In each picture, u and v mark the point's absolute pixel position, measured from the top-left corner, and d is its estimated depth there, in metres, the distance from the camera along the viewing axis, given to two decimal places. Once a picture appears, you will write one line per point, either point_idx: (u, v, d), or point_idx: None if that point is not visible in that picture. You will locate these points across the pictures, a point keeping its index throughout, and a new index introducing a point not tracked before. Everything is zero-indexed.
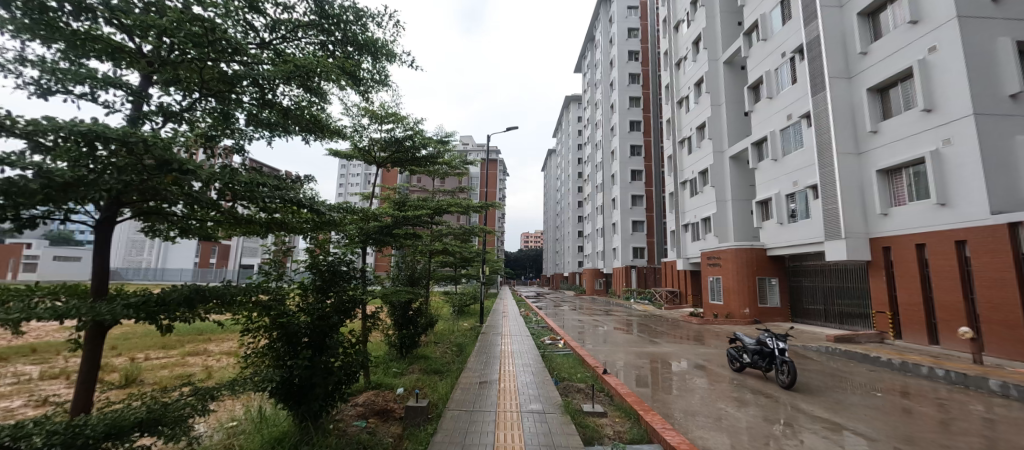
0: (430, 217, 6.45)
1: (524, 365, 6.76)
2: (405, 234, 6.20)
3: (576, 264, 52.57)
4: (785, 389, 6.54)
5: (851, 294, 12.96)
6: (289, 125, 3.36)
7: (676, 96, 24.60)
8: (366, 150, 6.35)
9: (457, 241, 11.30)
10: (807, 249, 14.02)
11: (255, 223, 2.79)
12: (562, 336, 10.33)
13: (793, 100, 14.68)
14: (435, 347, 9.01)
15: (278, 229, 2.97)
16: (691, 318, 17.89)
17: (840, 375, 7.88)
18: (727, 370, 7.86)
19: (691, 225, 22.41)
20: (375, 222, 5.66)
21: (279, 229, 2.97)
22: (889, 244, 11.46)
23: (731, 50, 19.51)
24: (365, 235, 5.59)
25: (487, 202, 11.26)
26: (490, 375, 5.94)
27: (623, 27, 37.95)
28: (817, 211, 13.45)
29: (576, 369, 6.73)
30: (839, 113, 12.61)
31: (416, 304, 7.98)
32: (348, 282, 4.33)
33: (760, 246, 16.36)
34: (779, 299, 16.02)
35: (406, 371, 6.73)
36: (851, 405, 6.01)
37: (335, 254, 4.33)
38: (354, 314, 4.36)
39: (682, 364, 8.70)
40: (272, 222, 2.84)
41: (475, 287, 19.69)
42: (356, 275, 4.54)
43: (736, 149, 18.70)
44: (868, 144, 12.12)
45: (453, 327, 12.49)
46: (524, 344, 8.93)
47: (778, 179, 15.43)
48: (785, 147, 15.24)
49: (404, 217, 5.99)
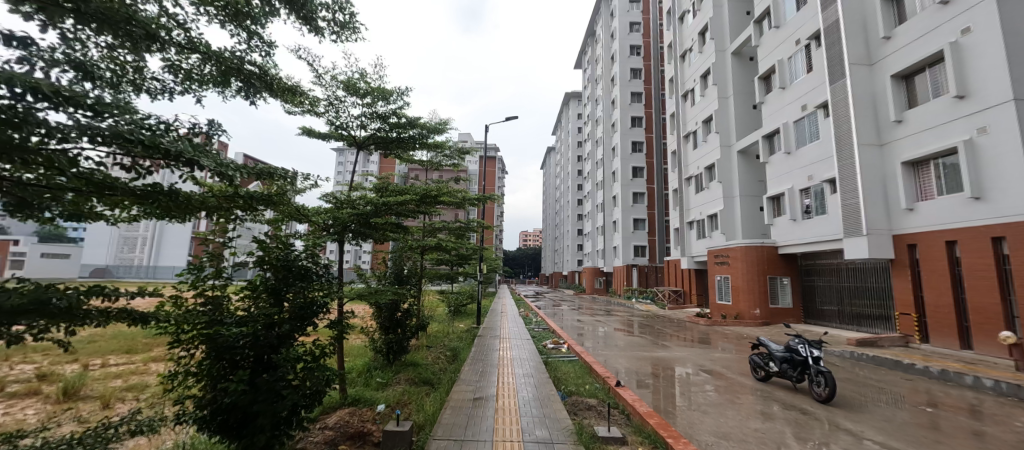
0: (420, 207, 5.57)
1: (524, 375, 5.97)
2: (389, 225, 5.34)
3: (576, 263, 51.85)
4: (819, 403, 5.77)
5: (871, 294, 12.21)
6: (203, 62, 2.68)
7: (681, 88, 23.82)
8: (345, 130, 5.44)
9: (452, 237, 10.49)
10: (823, 246, 13.28)
11: (127, 191, 1.99)
12: (565, 339, 9.56)
13: (809, 89, 13.89)
14: (427, 352, 8.22)
15: (166, 205, 2.15)
16: (698, 318, 17.13)
17: (874, 386, 7.11)
18: (749, 378, 7.11)
19: (696, 222, 21.63)
20: (349, 208, 4.86)
21: (168, 205, 2.15)
22: (916, 241, 10.70)
23: (739, 41, 18.74)
24: (337, 224, 4.79)
25: (485, 194, 10.49)
26: (487, 390, 5.14)
27: (625, 21, 37.19)
28: (835, 206, 12.67)
29: (584, 379, 5.95)
30: (859, 101, 11.85)
31: (405, 306, 7.20)
32: (314, 281, 3.50)
33: (770, 244, 15.60)
34: (790, 299, 15.29)
35: (392, 382, 5.93)
36: (899, 423, 5.24)
37: (299, 247, 3.48)
38: (320, 321, 3.50)
39: (698, 370, 7.93)
40: (158, 191, 2.06)
41: (473, 286, 18.91)
42: (324, 272, 3.69)
43: (745, 142, 17.94)
44: (892, 134, 11.38)
45: (448, 329, 11.68)
46: (524, 349, 8.15)
47: (791, 173, 14.67)
48: (799, 140, 14.44)
49: (387, 206, 5.08)
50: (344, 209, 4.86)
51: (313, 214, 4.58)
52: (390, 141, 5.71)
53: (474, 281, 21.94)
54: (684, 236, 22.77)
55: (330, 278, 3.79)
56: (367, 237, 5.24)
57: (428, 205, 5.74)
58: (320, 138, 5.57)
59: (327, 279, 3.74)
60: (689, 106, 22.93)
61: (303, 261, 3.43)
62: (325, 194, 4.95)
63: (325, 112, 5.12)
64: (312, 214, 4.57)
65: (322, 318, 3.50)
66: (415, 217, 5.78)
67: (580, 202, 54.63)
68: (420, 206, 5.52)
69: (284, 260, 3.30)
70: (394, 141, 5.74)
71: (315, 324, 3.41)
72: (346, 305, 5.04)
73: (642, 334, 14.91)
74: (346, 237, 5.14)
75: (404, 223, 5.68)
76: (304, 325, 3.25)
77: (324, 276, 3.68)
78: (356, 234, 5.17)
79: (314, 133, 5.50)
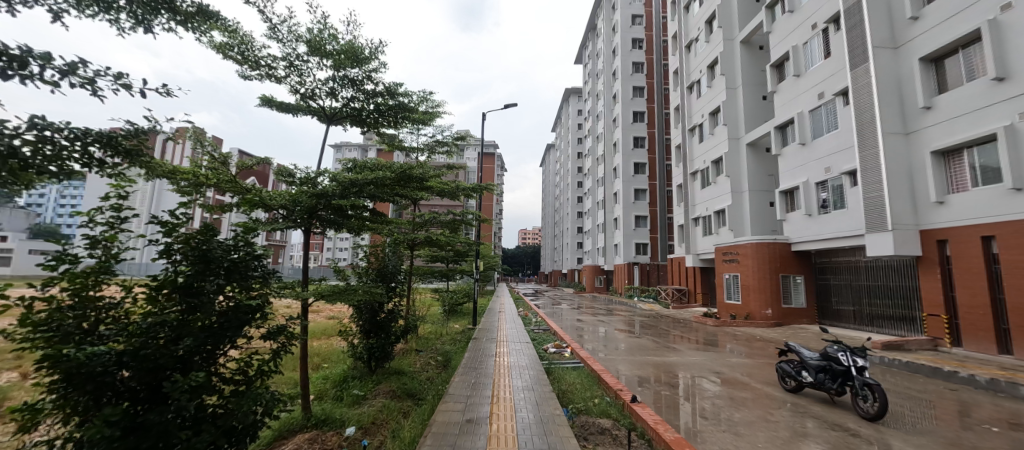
0: (400, 191, 4.66)
1: (523, 387, 5.18)
2: (366, 211, 4.53)
3: (575, 262, 51.06)
4: (862, 420, 5.01)
5: (893, 294, 11.44)
6: None
7: (686, 80, 22.98)
8: (312, 100, 4.59)
9: (445, 231, 9.65)
10: (841, 243, 12.47)
11: None
12: (567, 342, 8.79)
13: (826, 76, 13.06)
14: (415, 357, 7.43)
15: None
16: (705, 318, 16.35)
17: (917, 399, 6.31)
18: (775, 388, 6.31)
19: (702, 218, 20.83)
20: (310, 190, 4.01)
21: None
22: (946, 237, 9.92)
23: (749, 28, 17.90)
24: (301, 213, 4.08)
25: (481, 185, 9.67)
26: (479, 408, 4.32)
27: (627, 14, 36.17)
28: (856, 200, 11.87)
29: (591, 392, 5.18)
30: (884, 86, 11.00)
31: (389, 307, 6.40)
32: (254, 279, 2.70)
33: (783, 240, 14.80)
34: (803, 299, 14.49)
35: (369, 396, 5.14)
36: (964, 446, 4.45)
37: (229, 236, 2.64)
38: (256, 333, 2.66)
39: (715, 377, 7.13)
40: None
41: (469, 284, 18.12)
42: (265, 270, 2.85)
43: (755, 134, 17.10)
44: (919, 122, 10.57)
45: (441, 330, 10.85)
46: (523, 354, 7.37)
47: (806, 165, 13.84)
48: (815, 131, 13.62)
49: (361, 188, 4.22)
50: (305, 188, 4.05)
51: (272, 200, 3.91)
52: (366, 113, 4.81)
53: (471, 279, 21.09)
54: (689, 232, 21.99)
55: (277, 274, 2.99)
56: (337, 226, 4.44)
57: (410, 189, 4.82)
58: (286, 112, 4.74)
59: (273, 277, 2.95)
60: (695, 98, 22.08)
61: (240, 253, 2.61)
62: (278, 169, 4.09)
63: (286, 76, 4.28)
64: (270, 201, 3.91)
65: (263, 327, 2.70)
66: (395, 203, 4.92)
67: (580, 199, 53.83)
68: (400, 191, 4.60)
69: (212, 249, 2.47)
70: (372, 114, 4.85)
71: (250, 337, 2.60)
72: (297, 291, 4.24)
73: (648, 336, 14.10)
74: (313, 225, 4.35)
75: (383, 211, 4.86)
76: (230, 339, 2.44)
77: (266, 275, 2.85)
78: (325, 221, 4.42)
79: (278, 107, 4.66)
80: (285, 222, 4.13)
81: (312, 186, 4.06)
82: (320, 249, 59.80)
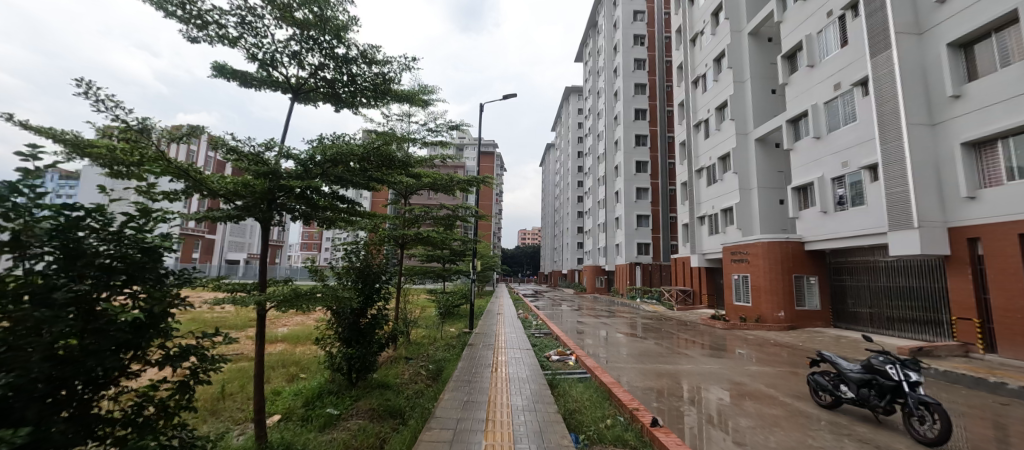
0: (379, 176, 3.95)
1: (524, 407, 4.47)
2: (336, 198, 3.86)
3: (575, 262, 50.41)
4: (916, 445, 4.30)
5: (917, 296, 10.75)
6: None
7: (691, 75, 22.31)
8: (274, 69, 3.91)
9: (438, 228, 8.93)
10: (859, 242, 11.79)
11: None
12: (572, 348, 8.11)
13: (843, 66, 12.37)
14: (403, 367, 6.74)
15: None
16: (713, 321, 15.62)
17: (967, 417, 5.60)
18: (807, 404, 5.60)
19: (708, 217, 20.14)
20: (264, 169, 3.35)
21: None
22: (977, 235, 9.21)
23: (758, 19, 17.22)
24: (252, 202, 3.41)
25: (478, 178, 8.96)
26: (472, 438, 3.58)
27: (629, 10, 35.52)
28: (876, 196, 11.17)
29: (601, 411, 4.47)
30: (908, 74, 10.31)
31: (373, 311, 5.72)
32: (146, 281, 2.02)
33: (796, 239, 14.10)
34: (817, 300, 13.79)
35: (346, 416, 4.43)
36: None
37: (120, 222, 1.94)
38: (144, 356, 2.00)
39: (737, 389, 6.43)
40: None
41: (467, 285, 17.40)
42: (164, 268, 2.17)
43: (765, 129, 16.42)
44: (947, 112, 9.89)
45: (435, 334, 10.16)
46: (523, 362, 6.67)
47: (821, 159, 13.16)
48: (830, 123, 12.93)
49: (330, 172, 3.55)
50: (259, 171, 3.38)
51: (216, 185, 3.29)
52: (339, 86, 4.12)
53: (469, 280, 20.49)
54: (693, 231, 21.27)
55: (188, 275, 2.34)
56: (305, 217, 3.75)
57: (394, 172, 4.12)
58: (247, 85, 4.06)
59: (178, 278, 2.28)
60: (700, 93, 21.40)
61: (130, 248, 1.96)
62: (216, 141, 3.34)
63: (240, 38, 3.61)
64: (215, 186, 3.28)
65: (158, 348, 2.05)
66: (373, 189, 4.23)
67: (579, 199, 53.21)
68: (379, 173, 3.92)
69: (86, 239, 1.78)
70: (346, 88, 4.16)
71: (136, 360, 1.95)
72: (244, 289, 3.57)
73: (654, 339, 13.40)
74: (274, 217, 3.66)
75: (358, 200, 4.19)
76: (96, 370, 1.77)
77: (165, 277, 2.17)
78: (289, 211, 3.75)
79: (237, 78, 3.97)
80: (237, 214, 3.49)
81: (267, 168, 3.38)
82: (318, 249, 59.31)
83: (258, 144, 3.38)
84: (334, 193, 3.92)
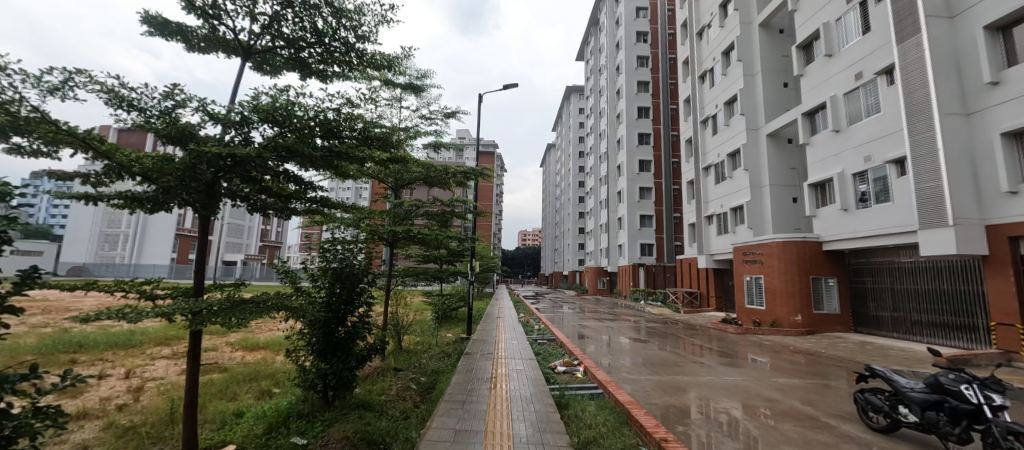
0: (344, 158, 3.22)
1: (527, 437, 3.69)
2: (282, 177, 3.33)
3: (576, 263, 49.56)
4: None
5: (949, 299, 9.98)
6: None
7: (697, 69, 21.55)
8: (219, 23, 3.20)
9: (432, 225, 8.16)
10: (884, 241, 11.03)
11: None
12: (579, 357, 7.36)
13: (866, 54, 11.61)
14: (391, 380, 6.01)
15: None
16: (724, 325, 14.82)
17: None
18: (855, 426, 4.86)
19: (716, 216, 19.38)
20: (185, 130, 2.58)
21: None
22: (1019, 233, 8.44)
23: (769, 10, 16.49)
24: (174, 185, 2.64)
25: (476, 171, 8.21)
26: None
27: (631, 7, 34.83)
28: (904, 191, 10.40)
29: (619, 438, 3.73)
30: (940, 60, 9.56)
31: (353, 319, 4.94)
32: None
33: (814, 238, 13.29)
34: (837, 303, 13.00)
35: (314, 447, 3.68)
36: None
37: None
38: None
39: (769, 404, 5.66)
40: None
41: (465, 287, 16.64)
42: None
43: (778, 124, 15.63)
44: (984, 100, 9.14)
45: (430, 341, 9.44)
46: (525, 375, 5.94)
47: (841, 153, 12.38)
48: (852, 115, 12.16)
49: (282, 148, 2.78)
50: (179, 136, 2.58)
51: (127, 160, 2.51)
52: (304, 48, 3.40)
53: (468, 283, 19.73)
54: (701, 231, 20.51)
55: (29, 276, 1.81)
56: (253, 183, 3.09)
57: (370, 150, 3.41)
58: (191, 47, 3.36)
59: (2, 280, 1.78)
60: (707, 88, 20.64)
61: None
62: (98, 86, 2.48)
63: None
64: (127, 162, 2.51)
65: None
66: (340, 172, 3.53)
67: (580, 199, 52.39)
68: (346, 148, 3.17)
69: None
70: (309, 50, 3.44)
71: None
72: (163, 294, 2.89)
73: (662, 344, 12.68)
74: (210, 206, 2.92)
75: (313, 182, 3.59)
76: None
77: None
78: (238, 181, 3.10)
79: (177, 36, 3.25)
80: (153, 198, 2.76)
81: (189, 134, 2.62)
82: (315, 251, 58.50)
83: (161, 97, 2.55)
84: (284, 173, 3.32)
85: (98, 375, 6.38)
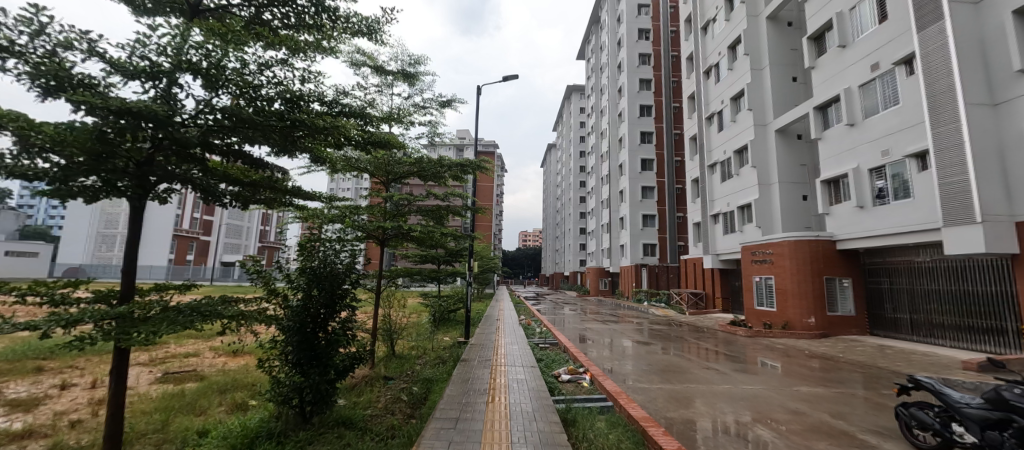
0: (308, 129, 2.89)
1: None
2: (234, 157, 2.88)
3: (576, 263, 49.04)
4: None
5: (974, 301, 9.44)
6: None
7: (702, 65, 21.01)
8: None
9: (426, 222, 7.67)
10: (904, 240, 10.48)
11: None
12: (585, 365, 6.80)
13: (882, 44, 11.09)
14: (380, 391, 5.49)
15: None
16: (733, 327, 14.25)
17: None
18: (896, 444, 4.36)
19: (723, 215, 18.84)
20: (78, 80, 2.30)
21: None
22: None
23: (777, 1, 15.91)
24: (88, 164, 2.14)
25: (474, 165, 7.69)
26: None
27: (633, 4, 34.27)
28: (925, 187, 9.86)
29: None
30: (964, 48, 9.02)
31: (334, 325, 4.42)
32: None
33: (827, 237, 12.74)
34: (852, 305, 12.47)
35: None
36: None
37: None
38: None
39: (795, 417, 5.14)
40: None
41: (464, 287, 16.13)
42: None
43: (787, 119, 15.11)
44: (1013, 88, 8.61)
45: (425, 345, 8.91)
46: (526, 386, 5.41)
47: (857, 148, 11.85)
48: (867, 108, 11.63)
49: (222, 112, 2.47)
50: (58, 82, 2.24)
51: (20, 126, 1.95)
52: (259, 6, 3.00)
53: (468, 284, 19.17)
54: (706, 230, 19.98)
55: None
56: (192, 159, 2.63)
57: (340, 129, 3.12)
58: (134, 9, 2.88)
59: None
60: (713, 84, 20.09)
61: None
62: None
63: None
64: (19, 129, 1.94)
65: None
66: (308, 151, 3.20)
67: (581, 199, 51.91)
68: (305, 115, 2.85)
69: None
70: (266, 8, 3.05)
71: None
72: (79, 300, 2.33)
73: (670, 348, 12.14)
74: (136, 189, 2.42)
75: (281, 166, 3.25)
76: None
77: None
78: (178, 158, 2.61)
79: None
80: (58, 177, 2.20)
81: (84, 84, 2.34)
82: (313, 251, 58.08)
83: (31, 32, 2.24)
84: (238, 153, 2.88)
85: (61, 385, 5.84)
